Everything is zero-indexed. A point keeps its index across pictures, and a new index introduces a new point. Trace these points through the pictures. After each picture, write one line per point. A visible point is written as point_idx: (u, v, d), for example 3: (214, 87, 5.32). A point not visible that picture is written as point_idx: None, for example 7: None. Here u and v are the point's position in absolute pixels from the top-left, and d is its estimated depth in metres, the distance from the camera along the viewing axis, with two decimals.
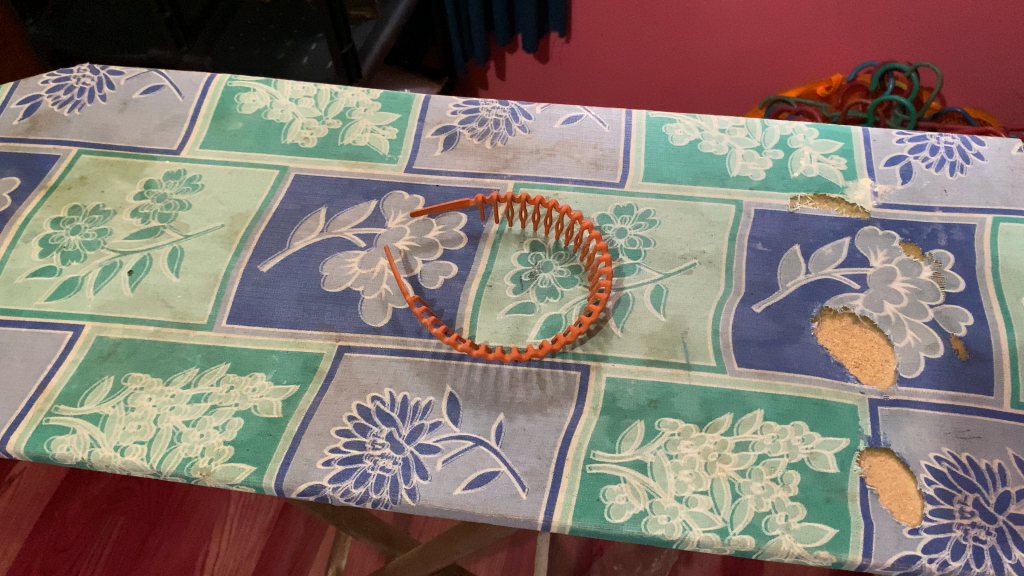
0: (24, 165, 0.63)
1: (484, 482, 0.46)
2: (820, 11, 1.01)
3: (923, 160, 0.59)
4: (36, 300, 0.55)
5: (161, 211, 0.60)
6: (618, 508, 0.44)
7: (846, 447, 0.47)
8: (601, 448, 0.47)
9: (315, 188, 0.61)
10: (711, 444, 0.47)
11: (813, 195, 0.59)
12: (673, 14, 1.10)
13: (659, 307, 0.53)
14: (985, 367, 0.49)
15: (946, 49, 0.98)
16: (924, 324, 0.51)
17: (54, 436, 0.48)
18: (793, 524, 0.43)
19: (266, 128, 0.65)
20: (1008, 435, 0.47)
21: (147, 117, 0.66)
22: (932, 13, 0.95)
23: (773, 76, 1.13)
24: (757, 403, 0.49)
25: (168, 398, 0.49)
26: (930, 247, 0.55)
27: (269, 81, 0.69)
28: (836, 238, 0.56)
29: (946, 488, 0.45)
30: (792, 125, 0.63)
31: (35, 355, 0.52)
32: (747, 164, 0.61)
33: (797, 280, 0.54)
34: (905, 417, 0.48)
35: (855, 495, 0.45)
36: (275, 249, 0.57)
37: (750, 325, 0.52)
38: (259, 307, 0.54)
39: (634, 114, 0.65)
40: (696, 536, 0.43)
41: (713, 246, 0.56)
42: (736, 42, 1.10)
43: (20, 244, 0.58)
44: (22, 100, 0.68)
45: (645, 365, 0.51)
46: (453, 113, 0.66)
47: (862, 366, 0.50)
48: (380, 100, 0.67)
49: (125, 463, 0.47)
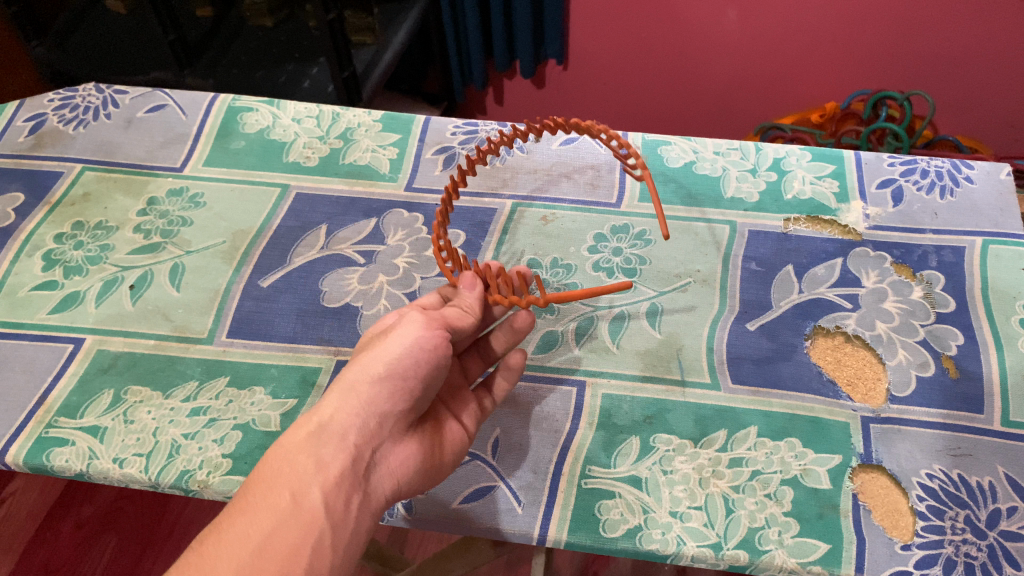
0: (29, 181, 0.64)
1: (480, 496, 0.46)
2: (814, 41, 1.02)
3: (914, 183, 0.60)
4: (38, 313, 0.56)
5: (163, 227, 0.61)
6: (613, 522, 0.45)
7: (839, 464, 0.47)
8: (596, 463, 0.47)
9: (315, 205, 0.62)
10: (705, 460, 0.47)
11: (806, 216, 0.59)
12: (670, 43, 1.11)
13: (655, 324, 0.54)
14: (975, 386, 0.50)
15: (937, 78, 1.00)
16: (916, 344, 0.52)
17: (54, 448, 0.48)
18: (786, 540, 0.44)
19: (268, 147, 0.66)
20: (999, 452, 0.47)
21: (150, 134, 0.67)
22: (922, 44, 0.97)
23: (769, 103, 1.14)
24: (750, 419, 0.49)
25: (167, 411, 0.50)
26: (921, 267, 0.56)
27: (272, 101, 0.70)
28: (828, 258, 0.57)
29: (938, 505, 0.45)
30: (785, 148, 0.64)
31: (36, 367, 0.53)
32: (741, 186, 0.62)
33: (790, 299, 0.55)
34: (897, 434, 0.48)
35: (847, 511, 0.45)
36: (274, 265, 0.58)
37: (744, 343, 0.53)
38: (258, 322, 0.55)
39: (630, 136, 0.66)
40: (690, 551, 0.44)
41: (708, 265, 0.57)
42: (732, 69, 1.11)
43: (23, 259, 0.59)
44: (28, 117, 0.69)
45: (641, 381, 0.51)
46: (453, 134, 0.67)
47: (854, 384, 0.51)
48: (381, 121, 0.68)
49: (123, 475, 0.47)
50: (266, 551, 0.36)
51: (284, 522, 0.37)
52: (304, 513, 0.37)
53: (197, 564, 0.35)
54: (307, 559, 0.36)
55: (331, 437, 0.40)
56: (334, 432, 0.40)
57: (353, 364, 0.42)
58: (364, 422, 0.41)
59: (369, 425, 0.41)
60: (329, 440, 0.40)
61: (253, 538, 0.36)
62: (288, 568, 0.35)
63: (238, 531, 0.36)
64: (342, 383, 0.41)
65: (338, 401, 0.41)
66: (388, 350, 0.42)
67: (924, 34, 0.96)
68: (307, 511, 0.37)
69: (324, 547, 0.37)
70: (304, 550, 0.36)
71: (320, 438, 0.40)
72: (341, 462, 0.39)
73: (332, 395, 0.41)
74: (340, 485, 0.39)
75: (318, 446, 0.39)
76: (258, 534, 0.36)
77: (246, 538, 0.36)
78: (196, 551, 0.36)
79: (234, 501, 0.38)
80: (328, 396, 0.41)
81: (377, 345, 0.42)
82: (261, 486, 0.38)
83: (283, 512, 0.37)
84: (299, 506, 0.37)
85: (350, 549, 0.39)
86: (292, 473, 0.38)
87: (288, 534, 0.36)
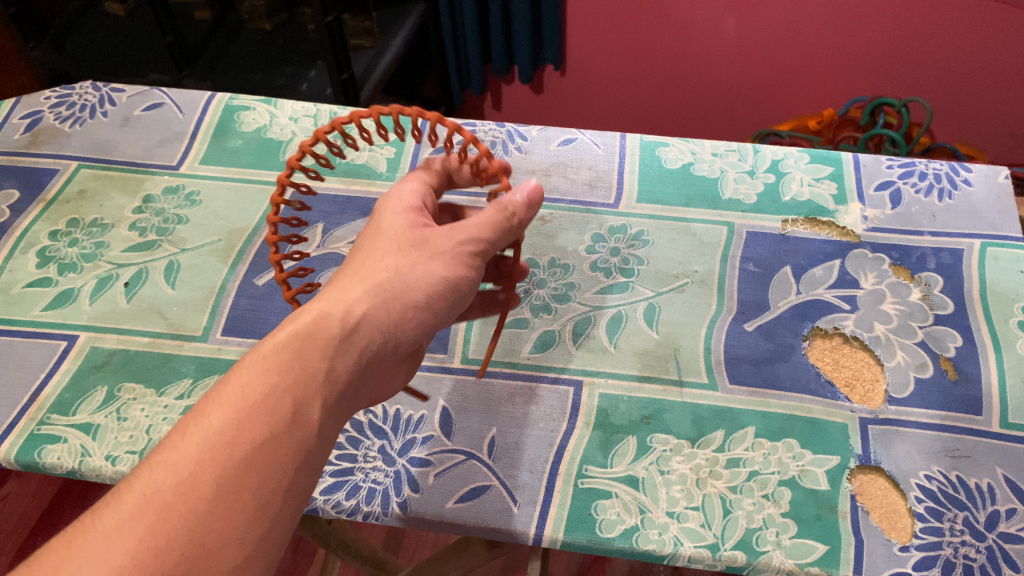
0: (25, 178, 0.64)
1: (476, 495, 0.46)
2: (811, 48, 1.02)
3: (912, 185, 0.60)
4: (31, 310, 0.55)
5: (159, 225, 0.60)
6: (609, 522, 0.44)
7: (837, 465, 0.47)
8: (594, 463, 0.47)
9: (311, 205, 0.61)
10: (702, 460, 0.47)
11: (804, 218, 0.59)
12: (667, 49, 1.11)
13: (652, 324, 0.54)
14: (973, 388, 0.50)
15: (935, 84, 1.00)
16: (914, 345, 0.52)
17: (46, 445, 0.48)
18: (784, 541, 0.44)
19: (265, 146, 0.66)
20: (998, 454, 0.47)
21: (147, 133, 0.67)
22: (920, 51, 0.97)
23: (767, 109, 1.14)
24: (748, 419, 0.49)
25: (161, 409, 0.50)
26: (920, 269, 0.56)
27: (269, 100, 0.70)
28: (826, 259, 0.57)
29: (937, 506, 0.45)
30: (784, 150, 0.64)
31: (29, 364, 0.52)
32: (739, 188, 0.62)
33: (788, 299, 0.55)
34: (895, 435, 0.48)
35: (845, 512, 0.45)
36: (270, 264, 0.58)
37: (741, 344, 0.53)
38: (253, 320, 0.54)
39: (628, 138, 0.66)
40: (687, 551, 0.43)
41: (706, 266, 0.57)
42: (730, 75, 1.11)
43: (17, 256, 0.59)
44: (24, 115, 0.69)
45: (638, 381, 0.51)
46: (451, 134, 0.66)
47: (852, 386, 0.51)
48: (379, 121, 0.68)
49: (115, 472, 0.47)
50: (253, 462, 0.33)
51: (277, 432, 0.34)
52: (300, 429, 0.35)
53: (179, 461, 0.32)
54: (292, 479, 0.34)
55: (347, 348, 0.37)
56: (356, 342, 0.38)
57: (388, 271, 0.40)
58: (384, 338, 0.39)
59: (388, 344, 0.39)
60: (349, 349, 0.37)
61: (243, 446, 0.33)
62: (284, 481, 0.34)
63: (226, 433, 0.33)
64: (378, 290, 0.39)
65: (368, 308, 0.38)
66: (431, 279, 0.40)
67: (922, 40, 0.96)
68: (305, 426, 0.35)
69: (308, 467, 0.35)
70: (292, 468, 0.34)
71: (341, 346, 0.37)
72: (349, 374, 0.37)
73: (361, 299, 0.38)
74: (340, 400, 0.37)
75: (335, 353, 0.37)
76: (248, 441, 0.33)
77: (235, 445, 0.33)
78: (179, 445, 0.33)
79: (230, 386, 0.35)
80: (357, 298, 0.38)
81: (417, 264, 0.40)
82: (260, 382, 0.35)
83: (281, 422, 0.34)
84: (299, 418, 0.35)
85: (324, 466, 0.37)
86: (300, 375, 0.36)
87: (279, 448, 0.34)
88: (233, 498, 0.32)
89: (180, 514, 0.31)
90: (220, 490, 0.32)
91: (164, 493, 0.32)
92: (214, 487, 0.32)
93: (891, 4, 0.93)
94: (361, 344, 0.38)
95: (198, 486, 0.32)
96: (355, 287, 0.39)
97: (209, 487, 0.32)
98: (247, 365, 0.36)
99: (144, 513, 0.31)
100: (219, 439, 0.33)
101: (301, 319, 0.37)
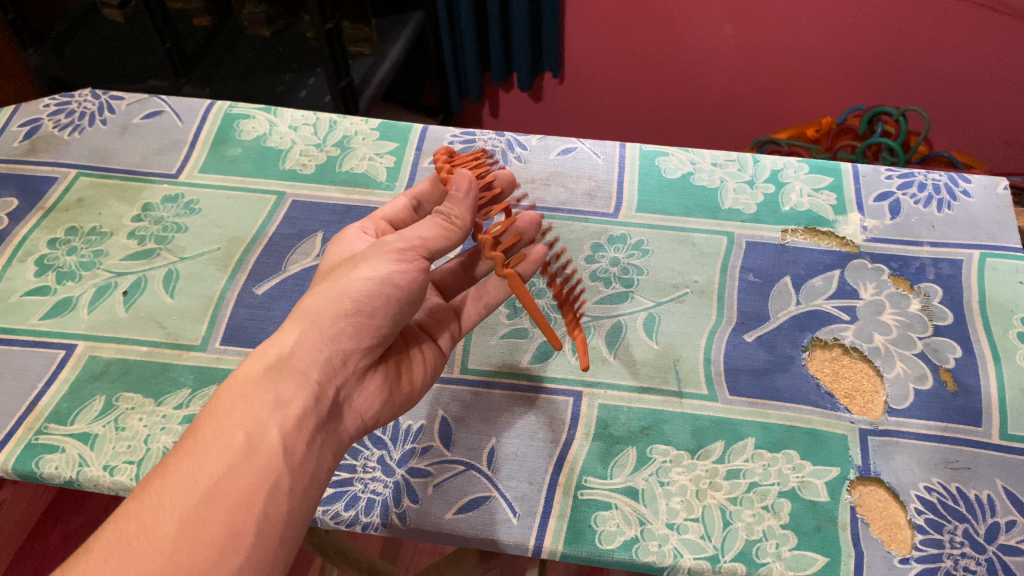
0: (23, 186, 0.64)
1: (475, 507, 0.46)
2: (810, 57, 1.03)
3: (911, 196, 0.60)
4: (29, 319, 0.55)
5: (158, 233, 0.60)
6: (609, 533, 0.44)
7: (837, 476, 0.47)
8: (593, 474, 0.47)
9: (311, 213, 0.61)
10: (702, 472, 0.47)
11: (804, 228, 0.59)
12: (666, 58, 1.12)
13: (652, 335, 0.54)
14: (973, 399, 0.50)
15: (933, 94, 1.00)
16: (913, 356, 0.52)
17: (43, 455, 0.48)
18: (784, 553, 0.44)
19: (264, 155, 0.66)
20: (997, 465, 0.47)
21: (146, 141, 0.67)
22: (918, 60, 0.97)
23: (765, 118, 1.15)
24: (748, 431, 0.49)
25: (159, 418, 0.49)
26: (919, 280, 0.56)
27: (269, 109, 0.70)
28: (826, 270, 0.57)
29: (936, 518, 0.45)
30: (783, 160, 0.64)
31: (27, 373, 0.52)
32: (738, 198, 0.62)
33: (788, 310, 0.55)
34: (895, 446, 0.48)
35: (845, 524, 0.45)
36: (270, 273, 0.57)
37: (741, 354, 0.53)
38: (252, 328, 0.54)
39: (628, 147, 0.66)
40: (688, 563, 0.43)
41: (705, 276, 0.57)
42: (728, 84, 1.12)
43: (16, 264, 0.59)
44: (23, 123, 0.69)
45: (637, 392, 0.51)
46: (450, 143, 0.66)
47: (852, 397, 0.51)
48: (379, 129, 0.68)
49: (113, 483, 0.46)
50: (217, 495, 0.35)
51: (234, 464, 0.36)
52: (256, 459, 0.36)
53: (141, 510, 0.34)
54: (260, 501, 0.36)
55: (292, 376, 0.39)
56: (294, 368, 0.39)
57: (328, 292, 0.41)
58: (327, 358, 0.40)
59: (333, 360, 0.41)
60: (292, 373, 0.39)
61: (203, 482, 0.35)
62: (249, 505, 0.35)
63: (184, 475, 0.35)
64: (306, 315, 0.41)
65: (301, 335, 0.40)
66: (357, 284, 0.40)
67: (919, 50, 0.96)
68: (263, 453, 0.37)
69: (282, 491, 0.36)
70: (257, 494, 0.36)
71: (280, 372, 0.39)
72: (302, 399, 0.39)
73: (294, 330, 0.40)
74: (300, 425, 0.38)
75: (275, 382, 0.39)
76: (207, 479, 0.35)
77: (194, 482, 0.35)
78: (140, 497, 0.35)
79: (185, 441, 0.37)
80: (290, 331, 0.40)
81: (344, 276, 0.41)
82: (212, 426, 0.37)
83: (238, 453, 0.36)
84: (256, 447, 0.37)
85: (311, 494, 0.38)
86: (248, 410, 0.38)
87: (236, 479, 0.36)
88: (203, 530, 0.34)
89: (146, 555, 0.33)
90: (186, 526, 0.34)
91: (129, 540, 0.33)
92: (178, 526, 0.34)
93: (888, 13, 0.93)
94: (304, 366, 0.39)
95: (162, 526, 0.34)
96: (291, 321, 0.41)
97: (174, 525, 0.34)
98: (199, 416, 0.38)
99: (111, 558, 0.33)
100: (179, 482, 0.35)
101: (241, 366, 0.40)
